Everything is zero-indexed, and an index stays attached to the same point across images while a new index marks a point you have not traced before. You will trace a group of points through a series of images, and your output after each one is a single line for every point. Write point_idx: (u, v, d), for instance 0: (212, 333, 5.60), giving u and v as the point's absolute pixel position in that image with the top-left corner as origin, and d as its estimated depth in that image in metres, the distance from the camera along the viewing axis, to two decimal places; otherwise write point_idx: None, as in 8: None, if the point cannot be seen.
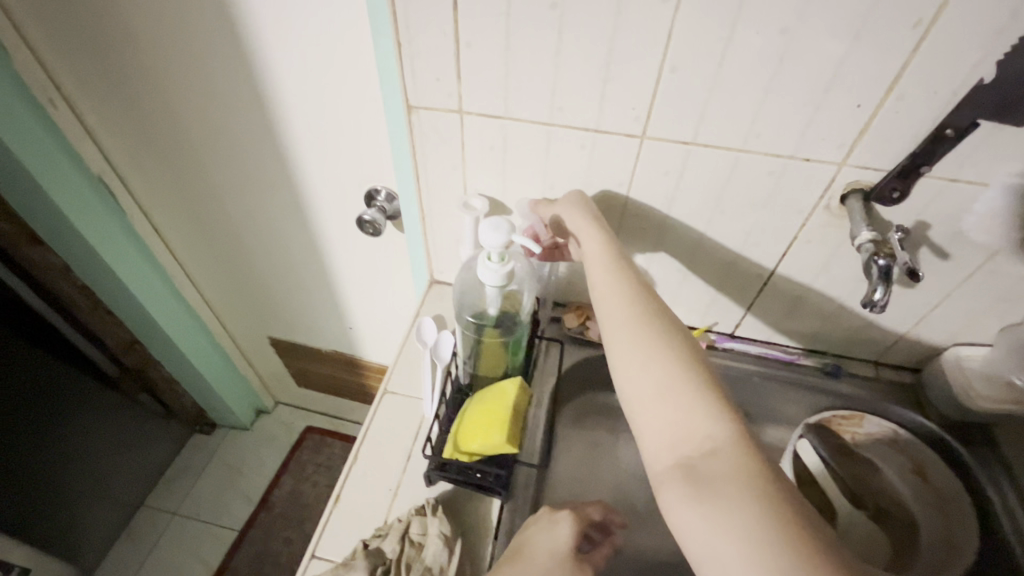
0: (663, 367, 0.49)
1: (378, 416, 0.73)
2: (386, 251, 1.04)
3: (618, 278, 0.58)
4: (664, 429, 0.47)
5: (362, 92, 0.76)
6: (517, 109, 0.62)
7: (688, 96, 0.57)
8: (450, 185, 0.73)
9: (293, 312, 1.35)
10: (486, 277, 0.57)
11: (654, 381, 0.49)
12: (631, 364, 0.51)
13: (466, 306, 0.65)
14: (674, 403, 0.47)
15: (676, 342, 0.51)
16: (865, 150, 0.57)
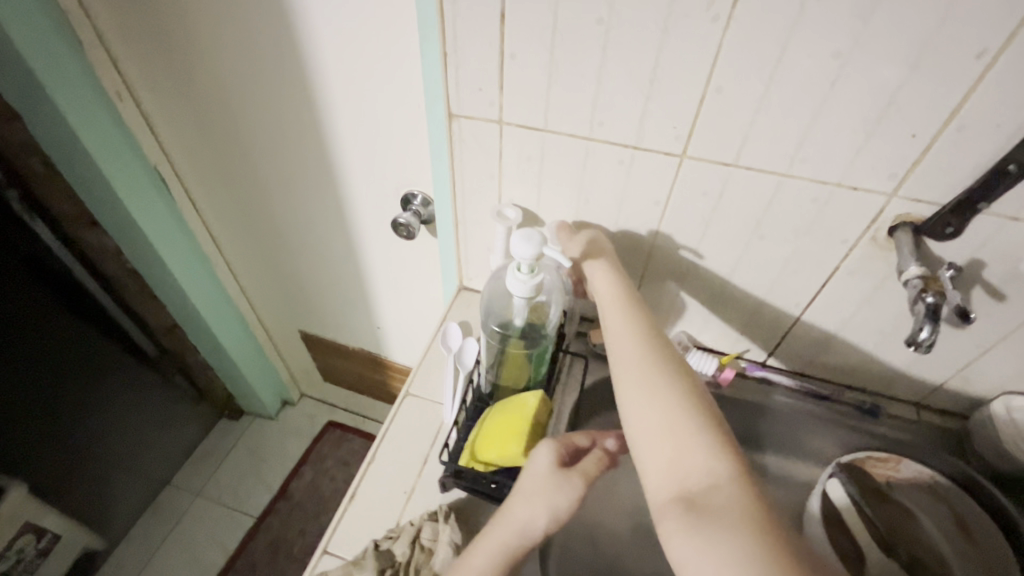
0: (667, 400, 0.50)
1: (398, 419, 0.73)
2: (418, 255, 1.05)
3: (628, 311, 0.59)
4: (666, 461, 0.47)
5: (406, 98, 0.78)
6: (557, 122, 0.62)
7: (732, 117, 0.56)
8: (485, 193, 0.74)
9: (324, 308, 1.38)
10: (514, 288, 0.58)
11: (658, 413, 0.49)
12: (635, 395, 0.51)
13: (491, 312, 0.65)
14: (677, 436, 0.47)
15: (681, 377, 0.52)
16: (918, 182, 0.54)
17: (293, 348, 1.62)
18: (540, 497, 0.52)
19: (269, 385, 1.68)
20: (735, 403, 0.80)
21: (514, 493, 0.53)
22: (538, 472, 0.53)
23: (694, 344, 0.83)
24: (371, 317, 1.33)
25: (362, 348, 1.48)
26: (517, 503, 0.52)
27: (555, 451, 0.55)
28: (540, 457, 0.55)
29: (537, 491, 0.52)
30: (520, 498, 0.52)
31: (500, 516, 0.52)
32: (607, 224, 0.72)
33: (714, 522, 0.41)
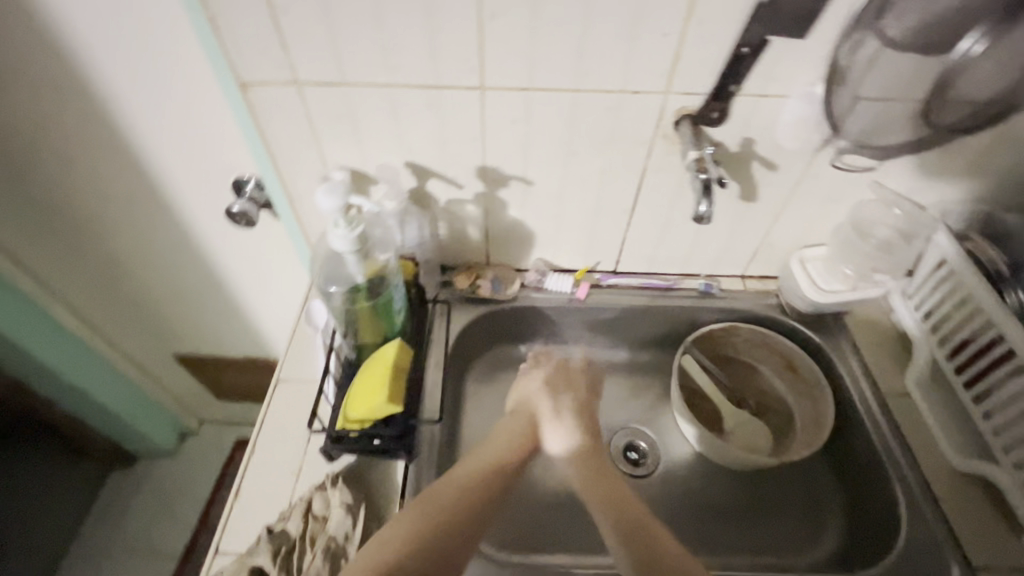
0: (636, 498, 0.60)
1: (273, 406, 0.72)
2: (272, 243, 1.00)
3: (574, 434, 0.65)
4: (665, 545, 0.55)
5: (200, 75, 0.72)
6: (353, 75, 0.62)
7: (513, 42, 0.58)
8: (308, 161, 0.72)
9: (192, 323, 1.27)
10: (339, 245, 0.57)
11: (604, 494, 0.59)
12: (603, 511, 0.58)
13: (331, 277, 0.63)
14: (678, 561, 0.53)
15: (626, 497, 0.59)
16: (683, 76, 0.61)
17: (172, 376, 1.47)
18: (473, 488, 0.57)
19: (159, 423, 1.53)
20: (596, 313, 0.87)
21: (449, 484, 0.57)
22: (478, 466, 0.59)
23: (552, 268, 0.89)
24: (245, 320, 1.25)
25: (249, 355, 1.39)
26: (457, 487, 0.57)
27: (493, 448, 0.62)
28: (474, 456, 0.61)
29: (476, 476, 0.58)
30: (453, 490, 0.56)
31: (435, 508, 0.54)
32: (439, 170, 0.73)
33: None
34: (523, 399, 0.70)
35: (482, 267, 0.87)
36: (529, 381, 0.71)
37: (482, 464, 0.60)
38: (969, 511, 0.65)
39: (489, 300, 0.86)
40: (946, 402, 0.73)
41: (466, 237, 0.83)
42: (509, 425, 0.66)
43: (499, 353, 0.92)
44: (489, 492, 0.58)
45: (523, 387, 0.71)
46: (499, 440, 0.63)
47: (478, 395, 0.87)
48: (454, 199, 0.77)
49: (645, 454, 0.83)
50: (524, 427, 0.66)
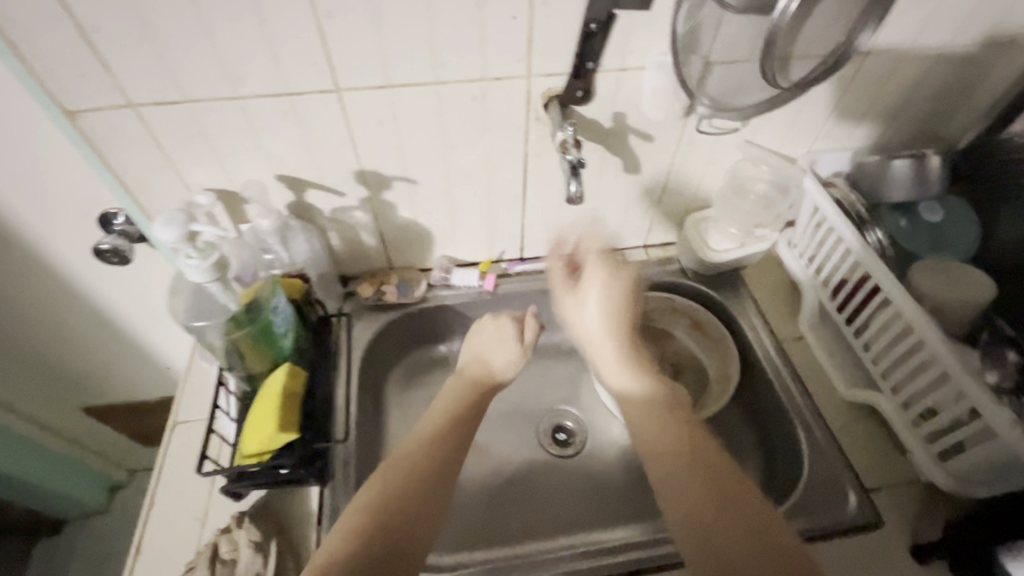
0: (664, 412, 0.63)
1: (172, 452, 0.67)
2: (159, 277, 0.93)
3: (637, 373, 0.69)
4: (657, 449, 0.59)
5: (26, 107, 0.65)
6: (195, 90, 0.57)
7: (360, 39, 0.56)
8: (168, 187, 0.67)
9: (94, 373, 1.15)
10: (196, 277, 0.51)
11: (669, 443, 0.59)
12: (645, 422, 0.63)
13: (197, 311, 0.57)
14: (669, 481, 0.56)
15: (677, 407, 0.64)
16: (541, 57, 0.60)
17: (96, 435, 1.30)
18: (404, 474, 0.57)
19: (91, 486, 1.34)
20: (507, 303, 0.87)
21: (365, 495, 0.55)
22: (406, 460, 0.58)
23: (457, 264, 0.87)
24: (152, 359, 1.15)
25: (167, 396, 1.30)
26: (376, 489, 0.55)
27: (422, 433, 0.62)
28: (405, 449, 0.60)
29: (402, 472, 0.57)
30: (380, 492, 0.55)
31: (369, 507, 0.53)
32: (314, 179, 0.70)
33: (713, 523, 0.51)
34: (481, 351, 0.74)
35: (386, 273, 0.84)
36: (485, 330, 0.75)
37: (450, 396, 0.68)
38: (860, 438, 0.69)
39: (396, 306, 0.83)
40: (833, 339, 0.77)
41: (361, 244, 0.80)
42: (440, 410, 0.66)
43: (417, 357, 0.89)
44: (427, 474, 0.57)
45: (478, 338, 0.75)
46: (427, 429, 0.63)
47: (399, 402, 0.85)
48: (338, 207, 0.74)
49: (573, 433, 0.85)
50: (454, 391, 0.69)
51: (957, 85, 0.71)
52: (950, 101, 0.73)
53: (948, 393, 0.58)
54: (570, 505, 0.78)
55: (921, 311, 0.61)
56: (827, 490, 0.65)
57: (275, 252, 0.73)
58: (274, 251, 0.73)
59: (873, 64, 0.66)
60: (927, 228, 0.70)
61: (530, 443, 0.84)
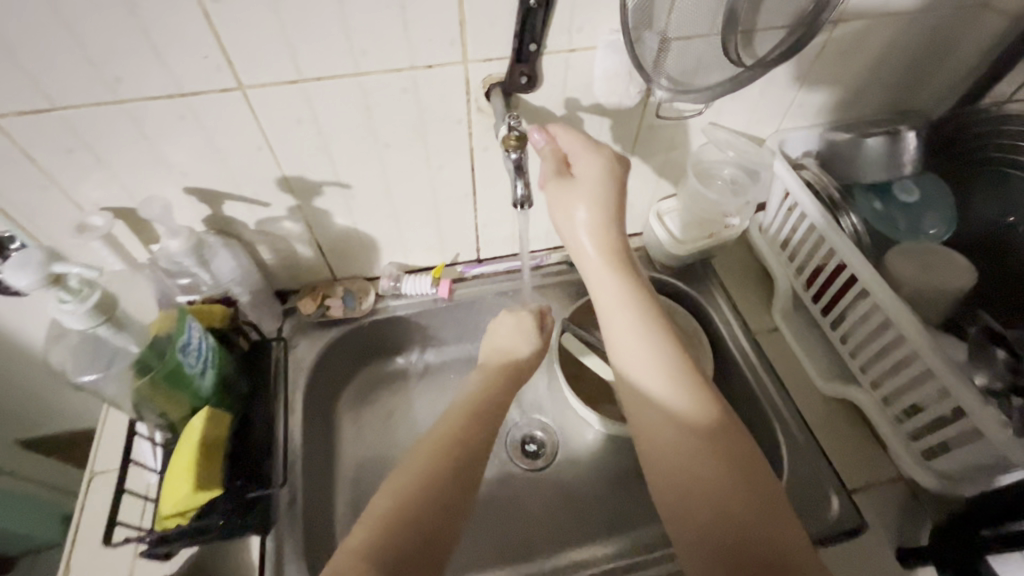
0: (645, 338, 0.55)
1: (89, 509, 0.59)
2: None
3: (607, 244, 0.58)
4: (646, 412, 0.52)
5: None
6: (65, 95, 0.48)
7: (259, 26, 0.47)
8: (55, 208, 0.57)
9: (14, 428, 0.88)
10: (73, 324, 0.44)
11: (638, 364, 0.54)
12: (636, 359, 0.54)
13: (84, 362, 0.48)
14: (663, 447, 0.49)
15: (658, 337, 0.55)
16: (476, 40, 0.53)
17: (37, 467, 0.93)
18: (430, 469, 0.52)
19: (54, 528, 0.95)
20: (466, 309, 0.80)
21: (387, 493, 0.51)
22: (426, 455, 0.54)
23: (407, 271, 0.80)
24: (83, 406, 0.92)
25: None
26: (399, 485, 0.51)
27: (440, 432, 0.56)
28: (427, 441, 0.56)
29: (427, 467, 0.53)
30: (405, 489, 0.51)
31: (393, 506, 0.49)
32: (230, 190, 0.61)
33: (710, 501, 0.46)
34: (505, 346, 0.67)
35: (330, 285, 0.77)
36: (504, 323, 0.69)
37: (480, 378, 0.63)
38: (842, 436, 0.65)
39: (343, 322, 0.76)
40: (809, 331, 0.73)
41: (297, 255, 0.72)
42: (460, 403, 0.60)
43: (372, 373, 0.82)
44: (446, 472, 0.52)
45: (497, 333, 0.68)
46: (448, 422, 0.58)
47: (353, 424, 0.78)
48: (264, 218, 0.65)
49: (544, 444, 0.80)
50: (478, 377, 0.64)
51: (928, 54, 0.66)
52: (921, 72, 0.69)
53: (932, 389, 0.55)
54: (544, 523, 0.73)
55: (901, 303, 0.57)
56: (809, 495, 0.62)
57: (194, 274, 0.64)
58: (193, 273, 0.64)
59: (841, 35, 0.61)
60: (901, 209, 0.66)
61: (499, 458, 0.78)
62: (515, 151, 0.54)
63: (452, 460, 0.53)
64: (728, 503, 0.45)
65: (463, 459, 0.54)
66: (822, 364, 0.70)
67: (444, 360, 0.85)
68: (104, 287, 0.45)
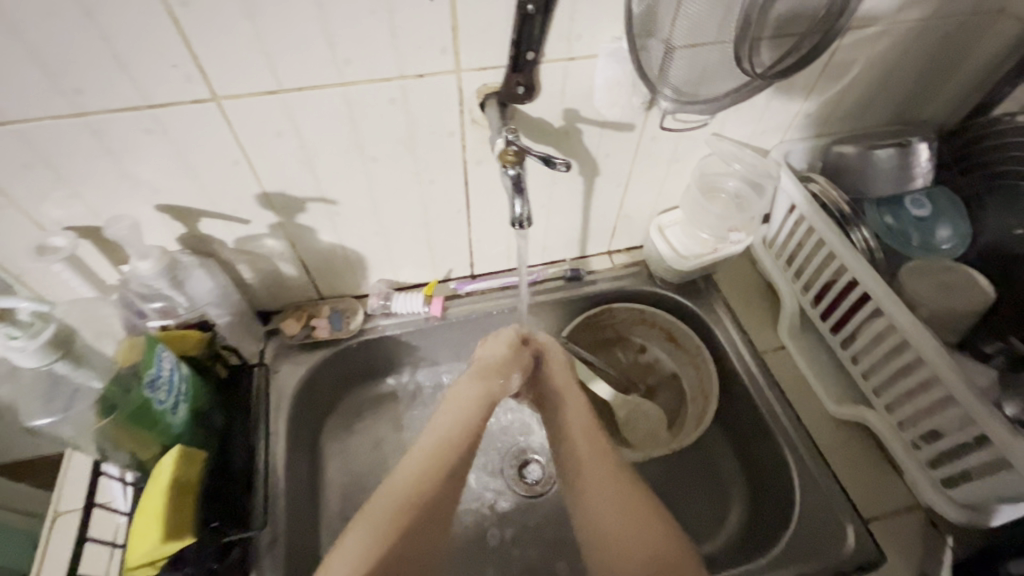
0: (587, 434, 0.62)
1: (50, 555, 0.55)
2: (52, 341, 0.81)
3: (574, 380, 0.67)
4: (587, 475, 0.59)
5: None
6: (19, 109, 0.44)
7: (230, 32, 0.43)
8: (12, 228, 0.52)
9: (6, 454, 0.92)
10: (23, 360, 0.40)
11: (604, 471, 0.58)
12: (583, 457, 0.60)
13: (35, 404, 0.43)
14: (603, 495, 0.57)
15: (596, 436, 0.62)
16: (469, 48, 0.49)
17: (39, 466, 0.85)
18: (460, 429, 0.59)
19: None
20: (459, 328, 0.76)
21: (385, 503, 0.54)
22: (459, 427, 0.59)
23: (397, 288, 0.76)
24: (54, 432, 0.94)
25: None
26: (428, 477, 0.55)
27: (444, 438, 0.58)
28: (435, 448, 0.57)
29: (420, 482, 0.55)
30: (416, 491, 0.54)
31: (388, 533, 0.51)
32: (205, 207, 0.57)
33: (626, 553, 0.53)
34: (491, 362, 0.66)
35: (315, 305, 0.73)
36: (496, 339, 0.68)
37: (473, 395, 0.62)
38: (853, 461, 0.63)
39: (329, 343, 0.72)
40: (817, 350, 0.70)
41: (281, 274, 0.68)
42: (476, 396, 0.63)
43: (360, 395, 0.78)
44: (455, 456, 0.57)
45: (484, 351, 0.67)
46: (455, 425, 0.59)
47: (340, 451, 0.74)
48: (243, 236, 0.61)
49: (543, 468, 0.76)
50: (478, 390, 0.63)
51: (937, 65, 0.64)
52: (930, 81, 0.66)
53: (955, 415, 0.52)
54: (542, 553, 0.69)
55: (918, 322, 0.54)
56: (824, 524, 0.59)
57: (168, 297, 0.60)
58: (166, 295, 0.60)
59: (851, 43, 0.58)
60: (912, 223, 0.65)
61: (495, 486, 0.74)
62: (512, 168, 0.51)
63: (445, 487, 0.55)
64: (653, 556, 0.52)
65: (478, 440, 0.60)
66: (833, 386, 0.67)
67: (437, 381, 0.81)
68: (60, 319, 0.41)
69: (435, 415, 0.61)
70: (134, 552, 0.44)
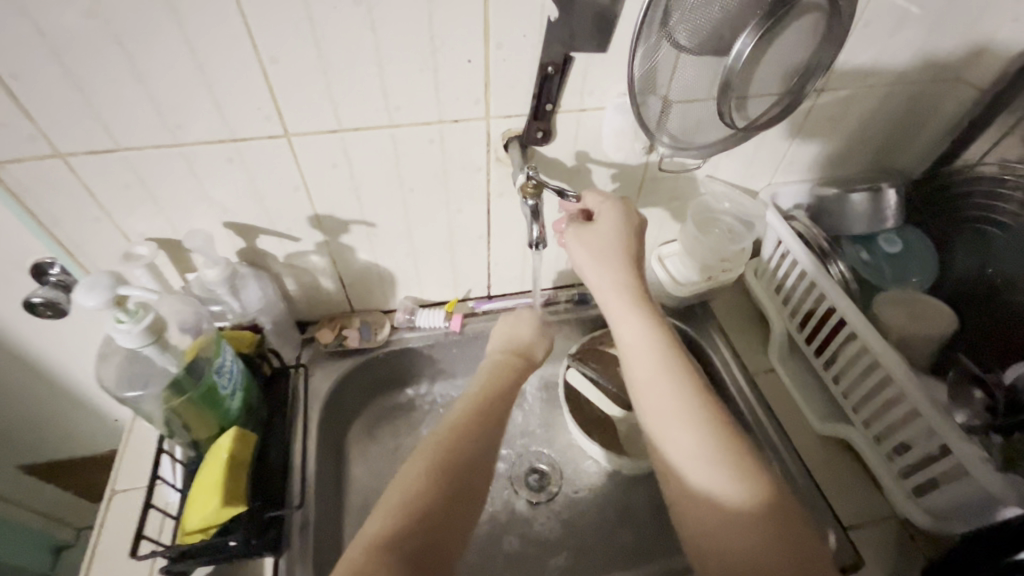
0: (665, 368, 0.57)
1: (108, 528, 0.61)
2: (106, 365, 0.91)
3: (634, 302, 0.62)
4: (681, 448, 0.52)
5: None
6: (131, 140, 0.54)
7: (306, 83, 0.53)
8: (105, 239, 0.62)
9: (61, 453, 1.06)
10: (125, 342, 0.47)
11: (699, 424, 0.52)
12: (644, 369, 0.58)
13: (129, 380, 0.52)
14: (694, 473, 0.50)
15: (689, 380, 0.57)
16: (499, 100, 0.59)
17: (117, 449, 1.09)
18: (467, 412, 0.59)
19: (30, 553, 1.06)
20: (476, 342, 0.84)
21: (400, 485, 0.51)
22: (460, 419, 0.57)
23: (421, 305, 0.84)
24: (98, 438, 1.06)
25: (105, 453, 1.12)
26: (430, 457, 0.53)
27: (455, 417, 0.58)
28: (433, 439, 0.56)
29: (428, 485, 0.51)
30: (422, 482, 0.51)
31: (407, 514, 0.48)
32: (265, 225, 0.66)
33: (751, 569, 0.44)
34: (518, 339, 0.71)
35: (347, 317, 0.81)
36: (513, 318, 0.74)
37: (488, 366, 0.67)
38: (836, 474, 0.68)
39: (358, 352, 0.79)
40: (804, 373, 0.76)
41: (320, 288, 0.77)
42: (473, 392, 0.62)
43: (382, 403, 0.85)
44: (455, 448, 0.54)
45: (508, 330, 0.72)
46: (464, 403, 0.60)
47: (362, 453, 0.81)
48: (293, 252, 0.70)
49: (548, 477, 0.81)
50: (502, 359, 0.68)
51: (905, 122, 0.73)
52: (901, 135, 0.75)
53: (920, 428, 0.58)
54: (546, 555, 0.74)
55: (886, 344, 0.61)
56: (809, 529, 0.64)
57: (224, 302, 0.68)
58: (224, 301, 0.68)
59: (825, 102, 0.68)
60: (886, 259, 0.72)
61: (503, 493, 0.79)
62: (532, 199, 0.59)
63: (452, 463, 0.53)
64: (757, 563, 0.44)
65: (499, 409, 0.60)
66: (818, 406, 0.73)
67: (452, 393, 0.87)
68: (157, 310, 0.49)
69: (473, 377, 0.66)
70: (197, 516, 0.51)
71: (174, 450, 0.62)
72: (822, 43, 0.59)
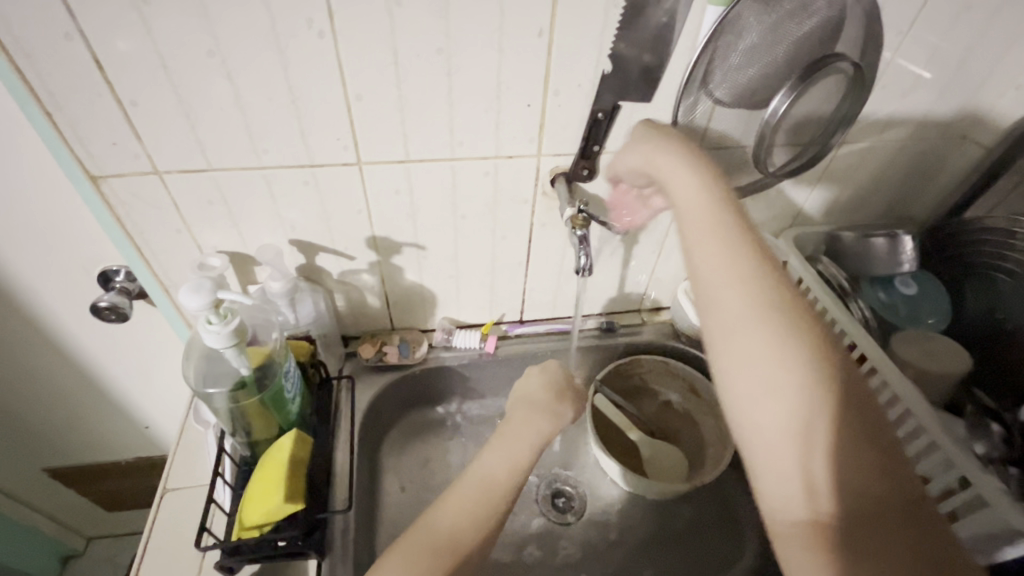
0: (770, 340, 0.47)
1: (161, 522, 0.64)
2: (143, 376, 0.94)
3: (734, 233, 0.51)
4: (757, 393, 0.47)
5: (35, 182, 0.64)
6: (221, 161, 0.60)
7: (384, 118, 0.60)
8: (181, 249, 0.67)
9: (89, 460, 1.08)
10: (213, 342, 0.52)
11: (827, 428, 0.44)
12: (727, 322, 0.49)
13: (206, 378, 0.56)
14: (770, 428, 0.46)
15: (818, 354, 0.46)
16: (551, 140, 0.65)
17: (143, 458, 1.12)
18: (510, 467, 0.61)
19: (46, 563, 1.17)
20: (508, 364, 0.88)
21: (442, 519, 0.56)
22: (490, 472, 0.60)
23: (457, 326, 0.88)
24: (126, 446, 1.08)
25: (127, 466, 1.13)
26: (472, 497, 0.58)
27: (480, 476, 0.60)
28: (473, 482, 0.59)
29: (463, 524, 0.56)
30: (458, 523, 0.56)
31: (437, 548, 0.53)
32: (326, 244, 0.71)
33: (842, 489, 0.43)
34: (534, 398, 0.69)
35: (387, 334, 0.85)
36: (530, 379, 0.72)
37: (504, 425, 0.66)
38: None
39: (397, 368, 0.83)
40: None
41: (366, 305, 0.81)
42: (505, 447, 0.63)
43: (414, 419, 0.88)
44: (487, 501, 0.58)
45: (527, 389, 0.71)
46: (495, 458, 0.61)
47: (395, 467, 0.83)
48: (347, 270, 0.75)
49: (573, 498, 0.84)
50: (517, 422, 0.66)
51: (917, 175, 0.80)
52: (913, 186, 0.81)
53: (938, 460, 0.61)
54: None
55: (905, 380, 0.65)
56: None
57: (282, 314, 0.73)
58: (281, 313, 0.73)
59: (846, 153, 0.74)
60: (903, 301, 0.77)
61: (529, 512, 0.82)
62: (580, 229, 0.66)
63: (488, 514, 0.57)
64: (877, 502, 0.42)
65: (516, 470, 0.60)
66: None
67: (482, 413, 0.91)
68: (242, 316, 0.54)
69: (486, 449, 0.63)
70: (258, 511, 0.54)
71: (231, 450, 0.65)
72: (845, 102, 0.65)
